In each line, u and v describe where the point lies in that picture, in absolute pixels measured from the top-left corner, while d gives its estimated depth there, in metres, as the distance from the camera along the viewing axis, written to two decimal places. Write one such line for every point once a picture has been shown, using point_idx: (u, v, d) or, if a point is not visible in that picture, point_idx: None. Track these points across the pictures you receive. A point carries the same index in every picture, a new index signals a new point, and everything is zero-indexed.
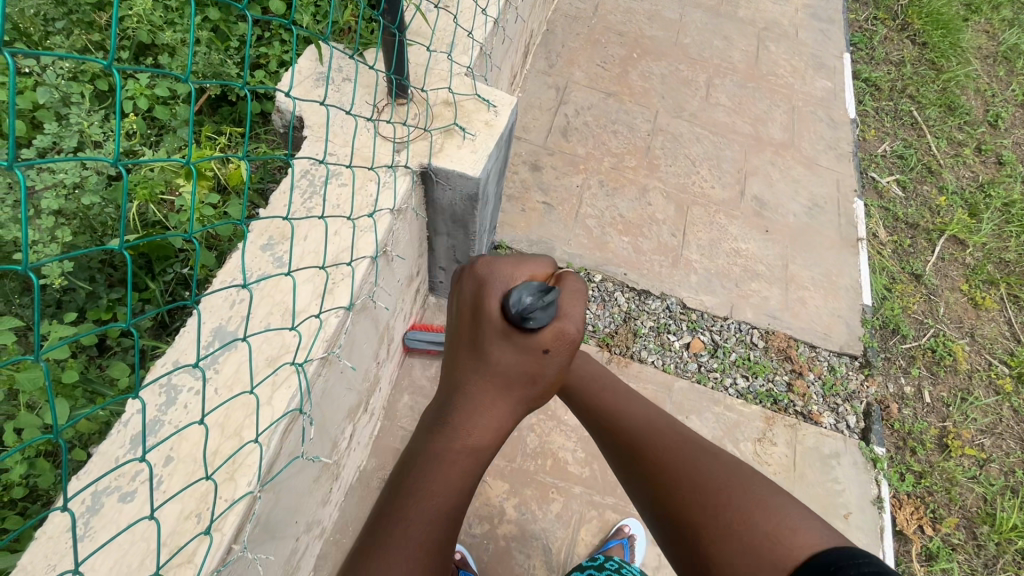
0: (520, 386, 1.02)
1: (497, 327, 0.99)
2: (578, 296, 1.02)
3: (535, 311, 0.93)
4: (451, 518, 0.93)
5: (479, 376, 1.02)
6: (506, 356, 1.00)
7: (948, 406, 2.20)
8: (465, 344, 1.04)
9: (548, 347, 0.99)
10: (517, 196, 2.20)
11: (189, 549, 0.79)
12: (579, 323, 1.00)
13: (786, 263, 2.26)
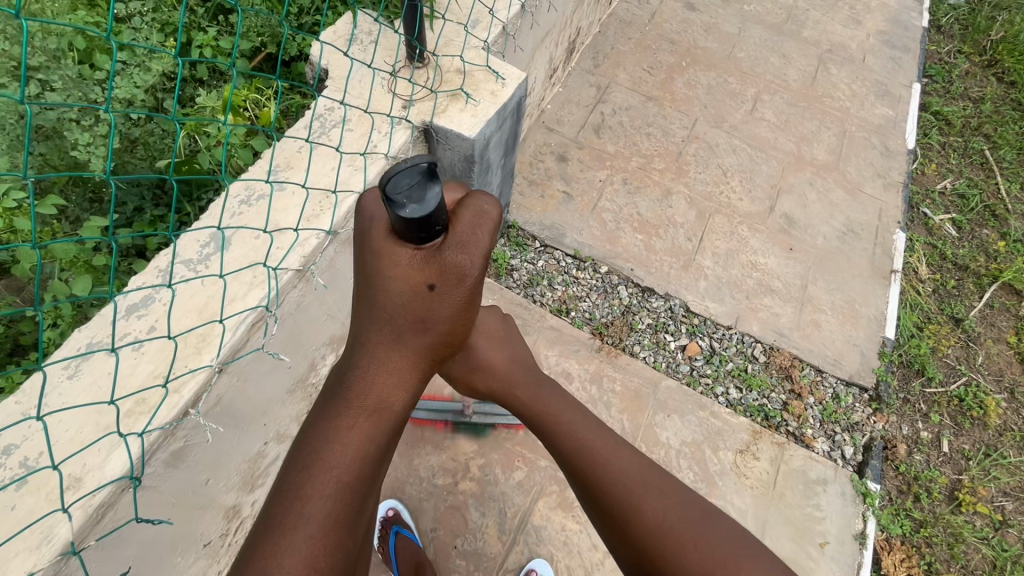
0: (410, 327, 0.86)
1: (391, 270, 0.83)
2: (482, 215, 0.85)
3: (409, 207, 0.73)
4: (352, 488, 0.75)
5: (377, 326, 0.85)
6: (394, 292, 0.83)
7: (968, 459, 2.03)
8: (358, 288, 0.88)
9: (436, 281, 0.82)
10: (538, 182, 2.28)
11: (150, 402, 0.92)
12: (480, 252, 0.83)
13: (806, 284, 2.19)
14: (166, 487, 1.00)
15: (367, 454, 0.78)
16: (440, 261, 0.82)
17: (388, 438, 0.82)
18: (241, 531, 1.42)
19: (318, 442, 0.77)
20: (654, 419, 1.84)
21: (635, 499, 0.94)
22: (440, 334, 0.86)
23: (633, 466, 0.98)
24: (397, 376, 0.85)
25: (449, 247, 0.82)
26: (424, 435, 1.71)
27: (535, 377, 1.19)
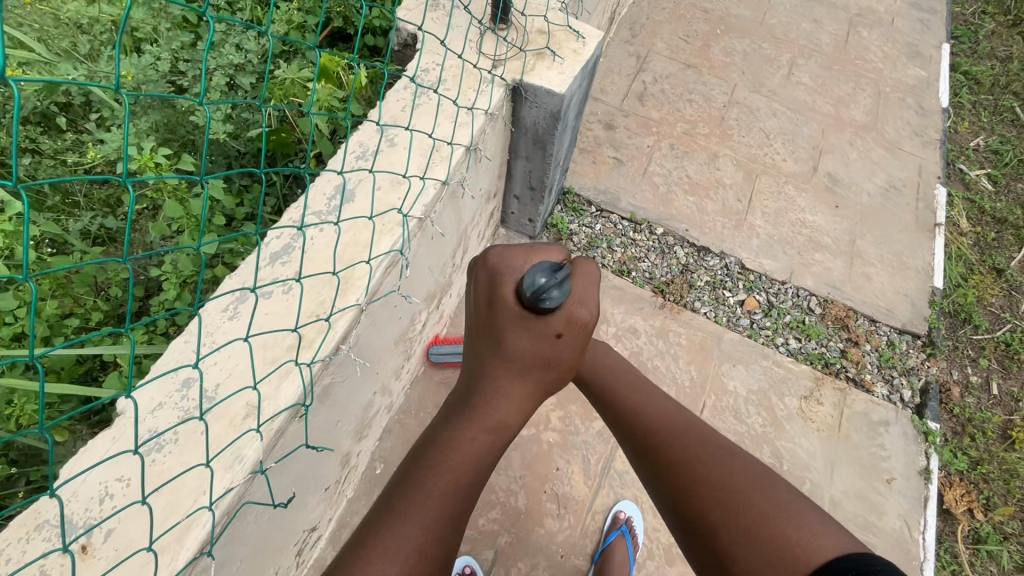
0: (532, 370, 1.04)
1: (514, 327, 1.01)
2: (589, 276, 1.03)
3: (550, 296, 0.95)
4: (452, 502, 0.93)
5: (495, 360, 1.04)
6: (521, 345, 1.01)
7: (1018, 401, 2.11)
8: (481, 330, 1.06)
9: (561, 332, 1.01)
10: (589, 149, 2.33)
11: (311, 338, 0.98)
12: (592, 308, 1.02)
13: (854, 239, 2.25)
14: (318, 420, 1.07)
15: (472, 465, 0.97)
16: (567, 315, 1.00)
17: (498, 451, 1.01)
18: (347, 481, 1.50)
19: (439, 452, 0.98)
20: (720, 370, 1.91)
21: (670, 443, 1.00)
22: (556, 374, 1.06)
23: (669, 416, 1.05)
24: (513, 404, 1.04)
25: (567, 307, 1.00)
26: None
27: (581, 338, 1.25)
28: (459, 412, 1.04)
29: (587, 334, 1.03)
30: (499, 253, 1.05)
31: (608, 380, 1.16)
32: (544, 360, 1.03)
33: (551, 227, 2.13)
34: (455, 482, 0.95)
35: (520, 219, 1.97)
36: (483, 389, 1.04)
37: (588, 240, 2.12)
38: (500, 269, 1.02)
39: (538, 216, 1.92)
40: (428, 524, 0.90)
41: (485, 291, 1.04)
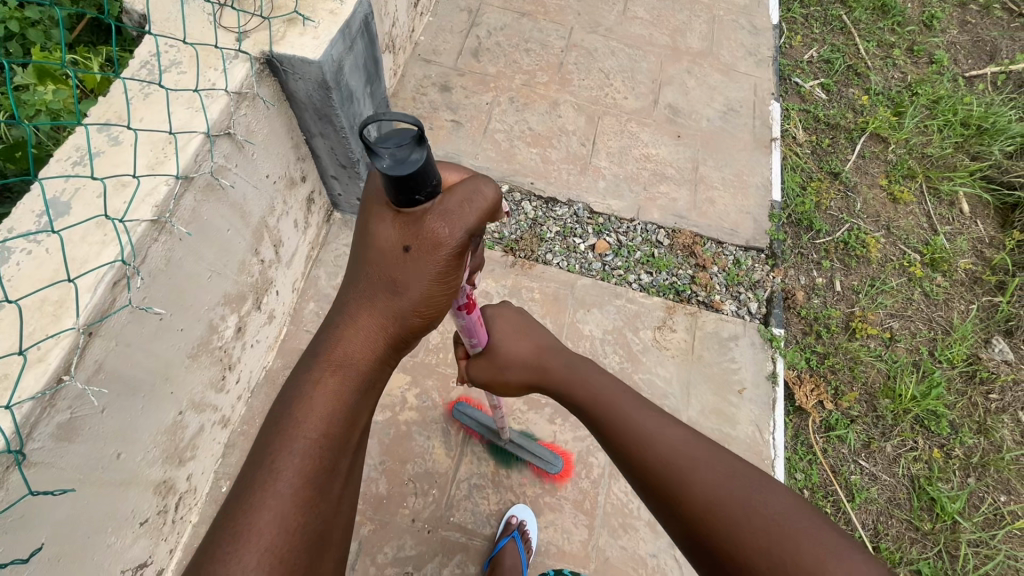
0: (383, 292, 0.86)
1: (370, 243, 0.84)
2: (476, 193, 0.82)
3: (385, 159, 0.72)
4: (324, 447, 0.80)
5: (355, 290, 0.87)
6: (382, 251, 0.84)
7: (857, 293, 2.26)
8: (353, 258, 0.89)
9: (411, 243, 0.82)
10: (425, 115, 2.24)
11: (12, 378, 0.86)
12: (461, 226, 0.81)
13: (696, 166, 2.30)
14: (63, 461, 0.97)
15: (335, 422, 0.82)
16: (422, 222, 0.80)
17: (356, 399, 0.85)
18: (182, 507, 1.41)
19: (294, 411, 0.81)
20: (576, 317, 1.92)
21: (682, 475, 0.88)
22: (415, 307, 0.86)
23: (677, 443, 0.92)
24: (368, 337, 0.86)
25: (431, 214, 0.81)
26: None
27: (565, 357, 1.12)
28: (315, 352, 0.87)
29: (454, 251, 0.82)
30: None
31: (611, 406, 1.01)
32: (392, 276, 0.84)
33: None
34: (321, 444, 0.80)
35: (349, 200, 1.87)
36: (336, 322, 0.88)
37: None
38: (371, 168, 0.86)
39: (365, 193, 1.83)
40: (285, 512, 0.75)
41: (364, 205, 0.87)
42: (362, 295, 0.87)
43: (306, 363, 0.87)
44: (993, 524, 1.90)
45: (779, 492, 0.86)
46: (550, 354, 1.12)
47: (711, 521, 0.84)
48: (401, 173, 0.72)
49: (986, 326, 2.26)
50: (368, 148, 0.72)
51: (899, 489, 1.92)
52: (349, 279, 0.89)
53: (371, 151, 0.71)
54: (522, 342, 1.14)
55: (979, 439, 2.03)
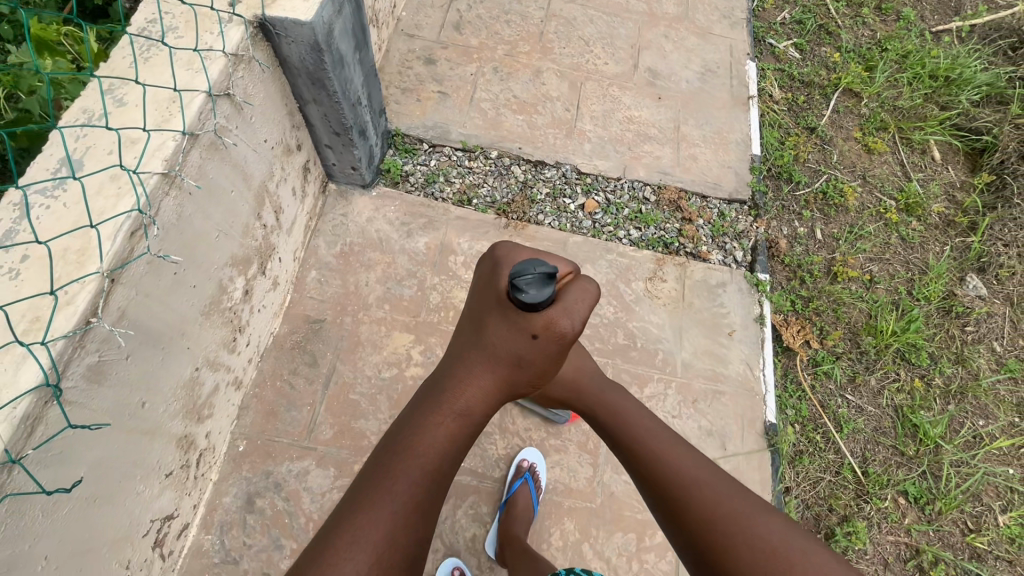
0: (507, 366, 1.01)
1: (496, 324, 0.99)
2: (584, 293, 0.98)
3: (529, 290, 0.90)
4: (430, 479, 0.94)
5: (476, 350, 1.02)
6: (503, 335, 0.99)
7: (837, 240, 2.36)
8: (469, 323, 1.07)
9: (539, 334, 0.96)
10: (411, 88, 2.29)
11: (44, 318, 0.91)
12: (579, 320, 0.97)
13: (677, 126, 2.37)
14: (95, 403, 1.02)
15: (438, 456, 0.96)
16: (547, 318, 0.94)
17: (464, 443, 0.99)
18: (203, 464, 1.47)
19: (414, 443, 0.96)
20: None
21: (710, 514, 0.99)
22: (529, 375, 1.04)
23: (704, 482, 1.04)
24: (484, 394, 1.02)
25: (556, 310, 0.95)
26: (364, 340, 1.78)
27: (602, 384, 1.32)
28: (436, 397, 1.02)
29: (571, 340, 0.98)
30: (508, 247, 1.04)
31: (632, 433, 1.17)
32: (520, 356, 0.99)
33: (385, 172, 2.08)
34: (427, 475, 0.94)
35: (343, 169, 1.92)
36: (455, 377, 1.03)
37: (425, 178, 2.10)
38: (501, 265, 1.01)
39: (359, 161, 1.89)
40: (396, 527, 0.89)
41: (480, 289, 1.04)
42: (484, 361, 1.02)
43: (424, 406, 1.01)
44: (972, 445, 2.01)
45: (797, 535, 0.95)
46: (587, 377, 1.32)
47: (721, 545, 0.96)
48: (538, 297, 0.90)
49: (960, 265, 2.37)
50: (513, 282, 0.91)
51: (884, 418, 2.02)
52: (470, 342, 1.04)
53: (517, 286, 0.90)
54: (563, 364, 1.34)
55: (957, 369, 2.15)
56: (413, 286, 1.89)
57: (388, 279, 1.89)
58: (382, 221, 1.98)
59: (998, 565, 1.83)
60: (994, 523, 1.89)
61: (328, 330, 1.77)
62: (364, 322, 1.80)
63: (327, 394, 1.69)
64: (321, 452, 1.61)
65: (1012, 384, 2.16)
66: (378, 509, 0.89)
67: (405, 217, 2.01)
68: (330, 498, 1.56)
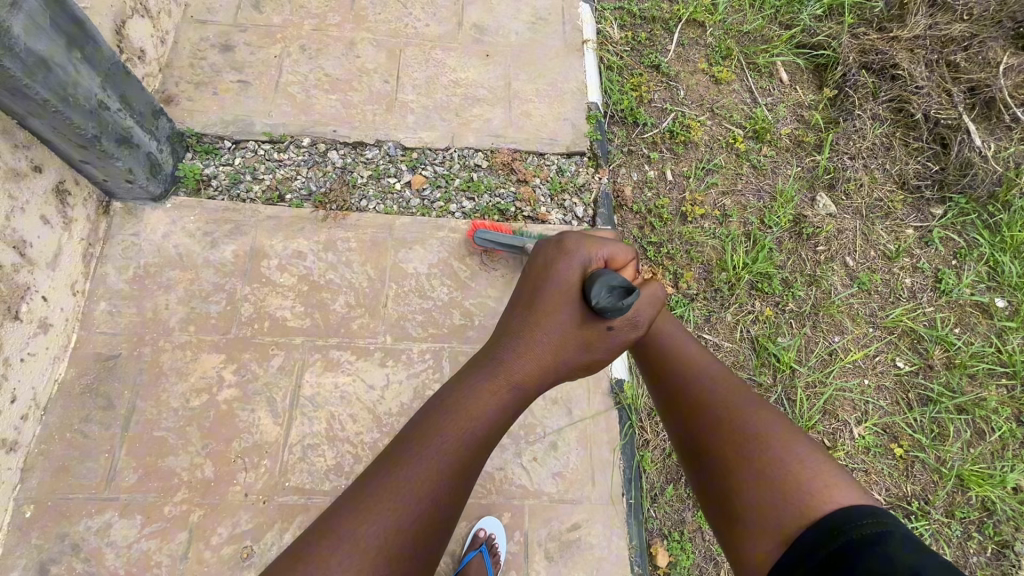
0: (572, 346, 1.07)
1: (563, 310, 1.06)
2: (654, 296, 1.10)
3: (607, 305, 1.00)
4: (473, 444, 0.94)
5: (539, 330, 1.06)
6: (565, 322, 1.06)
7: (688, 178, 2.30)
8: (529, 303, 1.09)
9: (614, 327, 1.06)
10: (204, 80, 2.05)
11: None
12: (645, 321, 1.09)
13: (508, 83, 2.23)
14: None
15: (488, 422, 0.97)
16: (625, 320, 1.06)
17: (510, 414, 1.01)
18: None
19: (475, 391, 0.99)
20: (397, 258, 1.86)
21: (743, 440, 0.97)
22: (584, 363, 1.10)
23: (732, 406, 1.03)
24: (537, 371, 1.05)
25: (629, 318, 1.07)
26: (168, 369, 1.62)
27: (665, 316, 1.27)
28: (494, 361, 1.05)
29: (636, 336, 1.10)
30: (576, 238, 1.11)
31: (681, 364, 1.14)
32: (584, 343, 1.07)
33: (181, 179, 1.88)
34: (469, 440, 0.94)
35: (120, 184, 1.71)
36: (516, 347, 1.06)
37: (229, 179, 1.91)
38: (570, 252, 1.08)
39: (131, 172, 1.68)
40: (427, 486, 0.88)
41: (542, 273, 1.11)
42: (544, 339, 1.06)
43: (484, 365, 1.04)
44: (827, 363, 2.03)
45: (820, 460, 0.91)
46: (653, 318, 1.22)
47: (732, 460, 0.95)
48: (619, 309, 0.99)
49: (811, 184, 2.36)
50: (595, 295, 1.00)
51: (741, 352, 2.01)
52: (530, 315, 1.08)
53: (596, 299, 1.00)
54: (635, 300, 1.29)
55: (810, 289, 2.15)
56: (221, 301, 1.73)
57: (191, 297, 1.72)
58: (180, 235, 1.79)
59: (856, 477, 1.86)
60: (849, 437, 1.92)
61: (123, 366, 1.60)
62: (166, 349, 1.64)
63: (126, 437, 1.53)
64: (123, 501, 1.46)
65: (865, 296, 2.19)
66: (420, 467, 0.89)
67: (207, 226, 1.82)
68: (138, 549, 1.42)
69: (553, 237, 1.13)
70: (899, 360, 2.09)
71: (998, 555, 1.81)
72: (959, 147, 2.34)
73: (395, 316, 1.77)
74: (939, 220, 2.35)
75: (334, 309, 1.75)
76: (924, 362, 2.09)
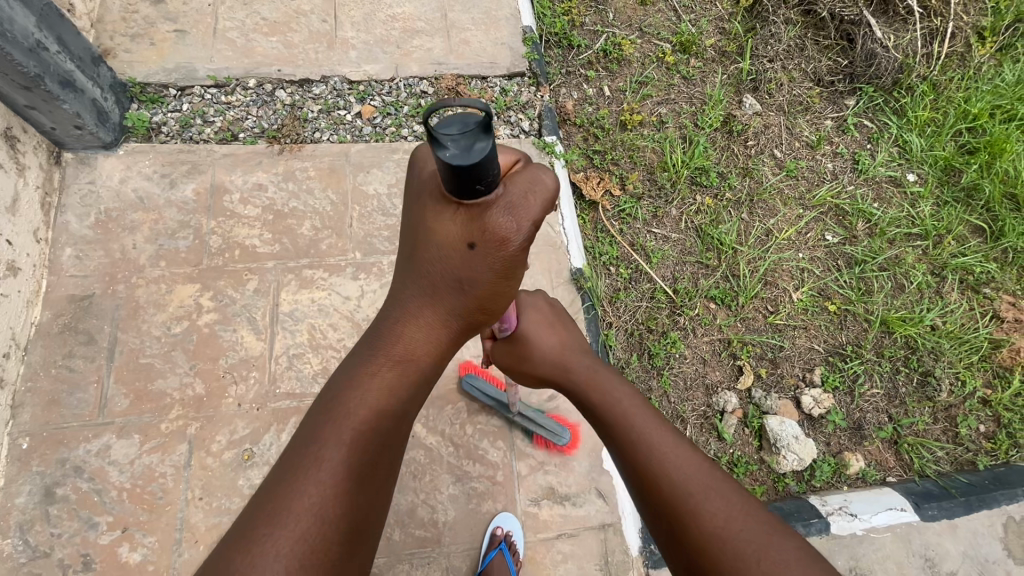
0: (448, 292, 0.81)
1: (424, 233, 0.79)
2: (535, 181, 0.76)
3: (450, 148, 0.63)
4: (368, 440, 0.77)
5: (409, 280, 0.84)
6: (437, 253, 0.79)
7: (624, 92, 2.44)
8: (400, 257, 0.86)
9: (477, 241, 0.75)
10: (140, 32, 2.05)
11: None
12: (527, 219, 0.75)
13: (444, 15, 2.31)
14: None
15: (381, 414, 0.80)
16: (483, 218, 0.73)
17: (407, 395, 0.84)
18: None
19: (349, 392, 0.81)
20: (357, 181, 1.94)
21: (681, 486, 0.82)
22: (481, 303, 0.83)
23: (661, 433, 0.90)
24: (430, 336, 0.84)
25: (495, 207, 0.73)
26: (145, 302, 1.67)
27: (590, 362, 1.11)
28: (373, 345, 0.86)
29: (522, 245, 0.76)
30: (425, 135, 0.82)
31: (606, 397, 1.01)
32: (460, 278, 0.79)
33: (131, 128, 1.89)
34: (355, 437, 0.77)
35: (69, 131, 1.72)
36: (402, 315, 0.85)
37: (179, 123, 1.94)
38: (423, 161, 0.84)
39: (79, 116, 1.69)
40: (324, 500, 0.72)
41: (408, 203, 0.84)
42: (424, 290, 0.83)
43: (367, 355, 0.85)
44: (765, 241, 2.24)
45: (788, 539, 0.76)
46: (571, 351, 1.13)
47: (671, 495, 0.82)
48: (458, 154, 0.63)
49: (736, 88, 2.55)
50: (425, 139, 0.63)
51: (687, 241, 2.19)
52: (402, 274, 0.85)
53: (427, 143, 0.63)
54: (549, 335, 1.15)
55: (744, 180, 2.35)
56: (189, 236, 1.77)
57: (158, 236, 1.76)
58: (138, 178, 1.82)
59: (798, 333, 2.08)
60: (789, 301, 2.13)
61: (100, 303, 1.64)
62: (141, 284, 1.69)
63: (113, 366, 1.58)
64: (120, 423, 1.52)
65: (794, 182, 2.40)
66: (305, 479, 0.73)
67: (164, 168, 1.85)
68: (141, 464, 1.49)
69: (410, 157, 0.88)
70: (828, 234, 2.31)
71: (923, 383, 2.06)
72: (863, 40, 2.57)
73: (362, 234, 1.86)
74: (852, 109, 2.58)
75: (302, 233, 1.83)
76: (849, 233, 2.32)
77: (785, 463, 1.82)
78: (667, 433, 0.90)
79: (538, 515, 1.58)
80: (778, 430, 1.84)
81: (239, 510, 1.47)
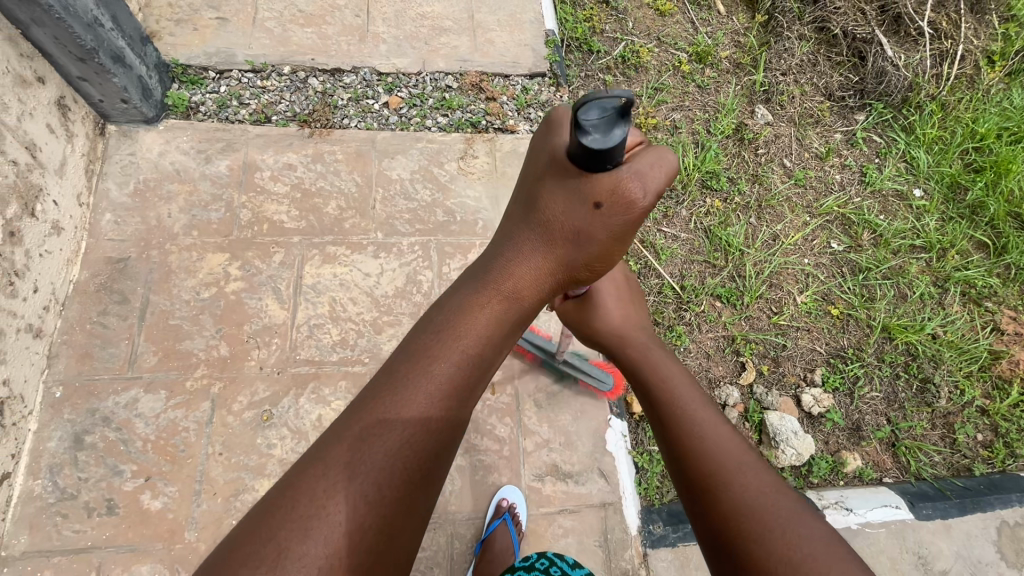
0: (563, 242, 0.83)
1: (551, 188, 0.82)
2: (661, 160, 0.78)
3: (593, 133, 0.70)
4: (448, 405, 0.72)
5: (525, 226, 0.85)
6: (560, 204, 0.81)
7: (640, 97, 2.53)
8: (519, 205, 0.87)
9: (603, 201, 0.77)
10: (183, 18, 2.17)
11: None
12: (653, 190, 0.77)
13: (471, 15, 2.42)
14: None
15: (466, 369, 0.75)
16: (613, 180, 0.76)
17: (498, 343, 0.80)
18: (9, 412, 1.43)
19: (446, 318, 0.79)
20: (381, 166, 2.03)
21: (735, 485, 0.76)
22: (587, 260, 0.84)
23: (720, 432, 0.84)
24: (535, 281, 0.84)
25: (625, 174, 0.76)
26: (176, 267, 1.75)
27: (652, 338, 1.06)
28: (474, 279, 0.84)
29: (642, 213, 0.78)
30: (566, 108, 0.85)
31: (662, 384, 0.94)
32: (578, 231, 0.81)
33: (170, 106, 1.99)
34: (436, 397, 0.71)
35: (114, 104, 1.83)
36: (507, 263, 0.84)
37: (216, 104, 2.04)
38: (554, 125, 0.84)
39: (125, 90, 1.79)
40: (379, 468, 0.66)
41: (531, 158, 0.86)
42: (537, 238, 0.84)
43: (475, 288, 0.82)
44: (771, 245, 2.30)
45: (802, 507, 0.73)
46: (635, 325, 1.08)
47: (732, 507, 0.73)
48: (603, 141, 0.70)
49: (749, 98, 2.63)
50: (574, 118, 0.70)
51: (696, 240, 2.25)
52: (522, 218, 0.85)
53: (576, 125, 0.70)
54: (615, 306, 1.10)
55: (754, 186, 2.42)
56: (221, 209, 1.87)
57: (191, 207, 1.85)
58: (176, 153, 1.92)
59: (800, 334, 2.13)
60: (793, 303, 2.19)
61: (134, 266, 1.73)
62: (173, 251, 1.77)
63: (143, 325, 1.66)
64: (148, 379, 1.60)
65: (802, 191, 2.46)
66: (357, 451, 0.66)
67: (200, 144, 1.95)
68: (166, 418, 1.56)
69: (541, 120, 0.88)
70: (833, 241, 2.37)
71: (922, 389, 2.10)
72: (874, 58, 2.66)
73: (384, 216, 1.94)
74: (861, 124, 2.65)
75: (327, 212, 1.91)
76: (854, 242, 2.39)
77: (783, 457, 1.86)
78: (723, 433, 0.84)
79: (542, 490, 1.64)
80: (777, 424, 1.89)
81: (256, 467, 1.54)
